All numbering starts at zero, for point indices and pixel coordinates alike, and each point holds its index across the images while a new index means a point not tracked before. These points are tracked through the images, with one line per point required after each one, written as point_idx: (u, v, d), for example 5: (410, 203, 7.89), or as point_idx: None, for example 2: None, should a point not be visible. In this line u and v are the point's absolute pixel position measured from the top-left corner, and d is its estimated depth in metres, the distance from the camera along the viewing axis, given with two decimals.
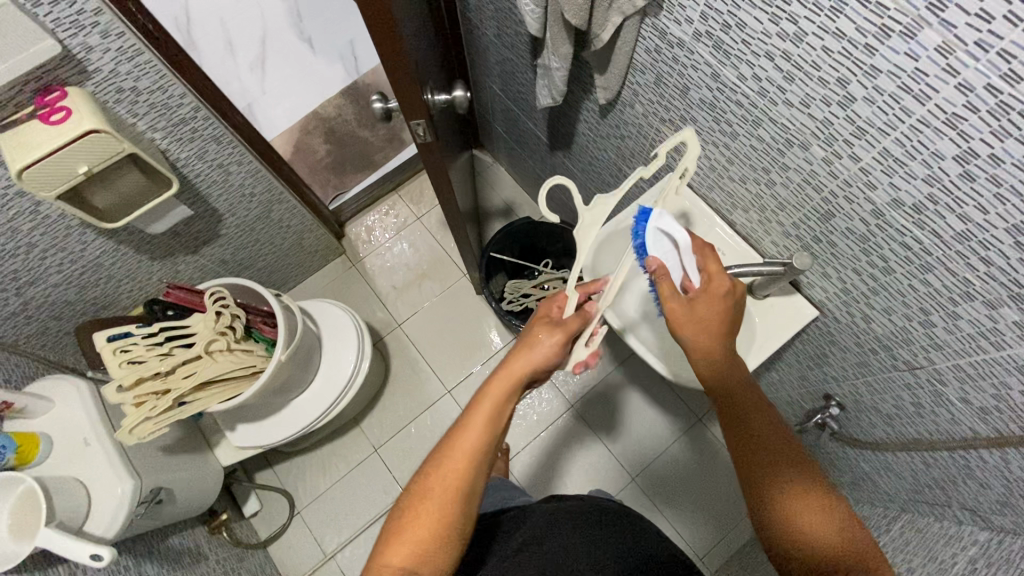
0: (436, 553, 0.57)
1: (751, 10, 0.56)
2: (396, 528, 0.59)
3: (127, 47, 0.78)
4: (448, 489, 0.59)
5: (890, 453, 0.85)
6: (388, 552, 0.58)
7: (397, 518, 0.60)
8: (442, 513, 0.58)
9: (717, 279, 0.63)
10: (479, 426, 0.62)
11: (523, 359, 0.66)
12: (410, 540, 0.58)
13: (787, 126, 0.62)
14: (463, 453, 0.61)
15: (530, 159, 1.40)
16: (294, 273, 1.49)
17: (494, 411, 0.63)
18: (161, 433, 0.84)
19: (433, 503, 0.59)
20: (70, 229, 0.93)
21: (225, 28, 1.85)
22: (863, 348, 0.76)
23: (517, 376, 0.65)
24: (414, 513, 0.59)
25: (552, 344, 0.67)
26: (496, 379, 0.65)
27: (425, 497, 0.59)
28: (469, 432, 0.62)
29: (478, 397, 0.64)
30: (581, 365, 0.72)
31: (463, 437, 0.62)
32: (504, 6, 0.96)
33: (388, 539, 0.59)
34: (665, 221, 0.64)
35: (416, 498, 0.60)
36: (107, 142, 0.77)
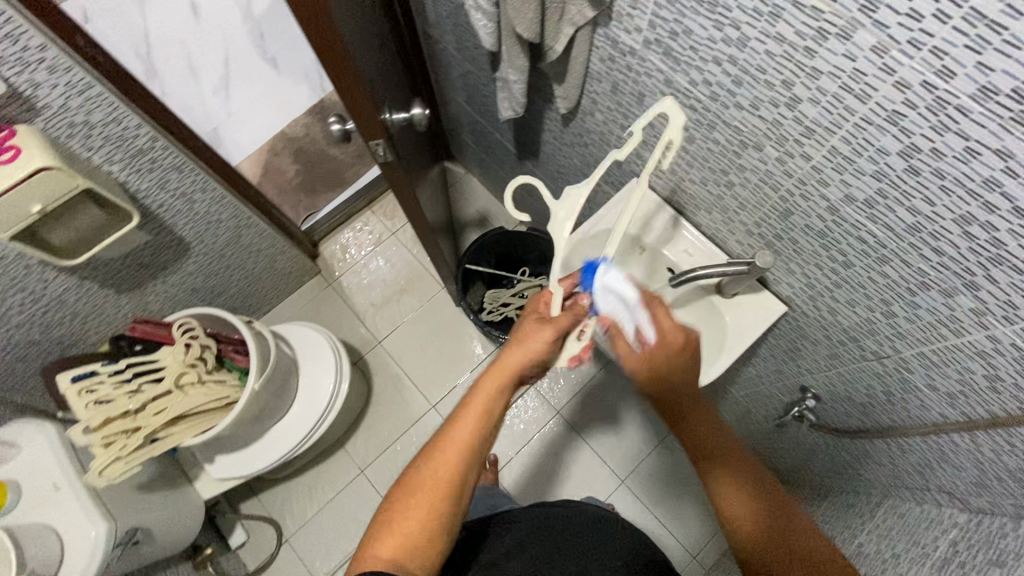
0: (425, 546, 0.58)
1: (696, 17, 0.57)
2: (385, 521, 0.60)
3: (76, 81, 0.76)
4: (440, 483, 0.60)
5: (867, 441, 0.86)
6: (377, 545, 0.58)
7: (387, 512, 0.61)
8: (433, 507, 0.59)
9: (673, 332, 0.64)
10: (471, 421, 0.63)
11: (517, 352, 0.66)
12: (400, 533, 0.58)
13: (740, 128, 0.63)
14: (455, 448, 0.62)
15: (500, 168, 1.41)
16: (269, 296, 1.47)
17: (487, 408, 0.64)
18: (133, 472, 0.82)
19: (425, 495, 0.60)
20: (30, 269, 0.91)
21: (187, 53, 1.83)
22: (832, 340, 0.77)
23: (509, 371, 0.65)
24: (405, 507, 0.60)
25: (542, 341, 0.66)
26: (489, 374, 0.65)
27: (417, 489, 0.60)
28: (465, 425, 0.63)
29: (472, 392, 0.65)
30: (575, 360, 0.69)
31: (457, 431, 0.63)
32: (461, 19, 0.96)
33: (378, 533, 0.59)
34: (610, 277, 0.67)
35: (408, 492, 0.61)
36: (60, 179, 0.75)
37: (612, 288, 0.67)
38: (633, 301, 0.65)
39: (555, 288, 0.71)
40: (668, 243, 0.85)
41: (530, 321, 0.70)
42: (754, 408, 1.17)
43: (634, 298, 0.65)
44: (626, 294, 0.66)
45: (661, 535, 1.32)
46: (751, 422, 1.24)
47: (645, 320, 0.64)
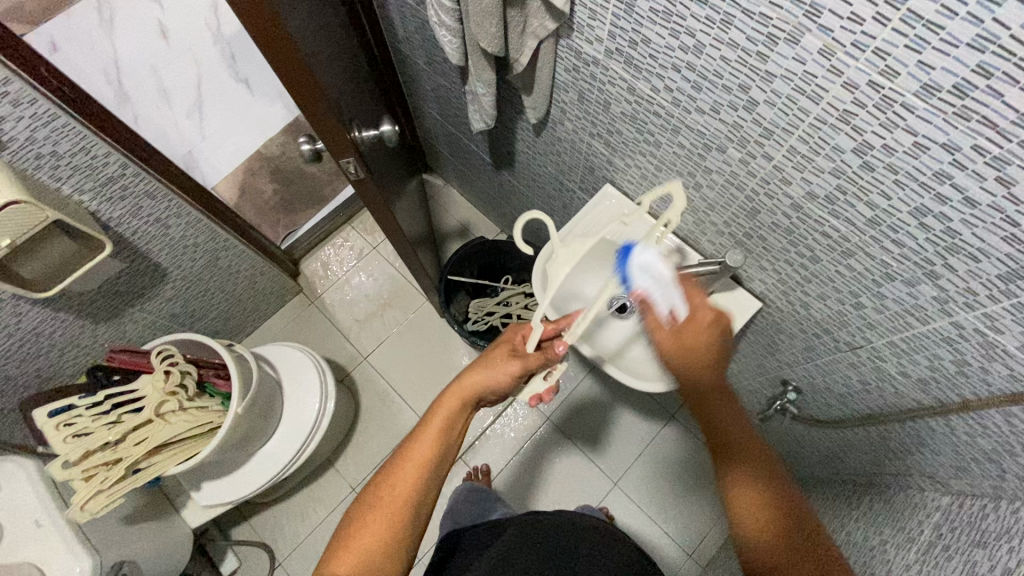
0: (379, 561, 0.60)
1: (653, 26, 0.58)
2: (343, 535, 0.63)
3: (42, 113, 0.76)
4: (396, 500, 0.63)
5: (848, 429, 0.88)
6: (335, 558, 0.61)
7: (347, 525, 0.64)
8: (388, 519, 0.62)
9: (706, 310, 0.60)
10: (430, 436, 0.66)
11: (474, 377, 0.69)
12: (357, 547, 0.61)
13: (702, 132, 0.64)
14: (415, 462, 0.65)
15: (477, 178, 1.41)
16: (251, 317, 1.46)
17: (446, 426, 0.67)
18: (115, 505, 0.81)
19: (381, 510, 0.62)
20: (2, 303, 0.89)
21: (158, 77, 1.82)
22: (808, 333, 0.78)
23: (466, 392, 0.68)
24: (364, 520, 0.62)
25: (508, 375, 0.68)
26: (448, 395, 0.68)
27: (376, 503, 0.63)
28: (423, 443, 0.66)
29: (431, 409, 0.68)
30: (537, 399, 0.73)
31: (416, 448, 0.66)
32: (429, 35, 0.97)
33: (337, 547, 0.62)
34: (647, 255, 0.63)
35: (367, 504, 0.64)
36: (29, 212, 0.75)
37: (648, 264, 0.63)
38: (668, 278, 0.61)
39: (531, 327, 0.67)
40: None
41: (499, 347, 0.72)
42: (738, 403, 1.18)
43: (668, 275, 0.61)
44: (660, 270, 0.62)
45: (658, 536, 1.33)
46: None
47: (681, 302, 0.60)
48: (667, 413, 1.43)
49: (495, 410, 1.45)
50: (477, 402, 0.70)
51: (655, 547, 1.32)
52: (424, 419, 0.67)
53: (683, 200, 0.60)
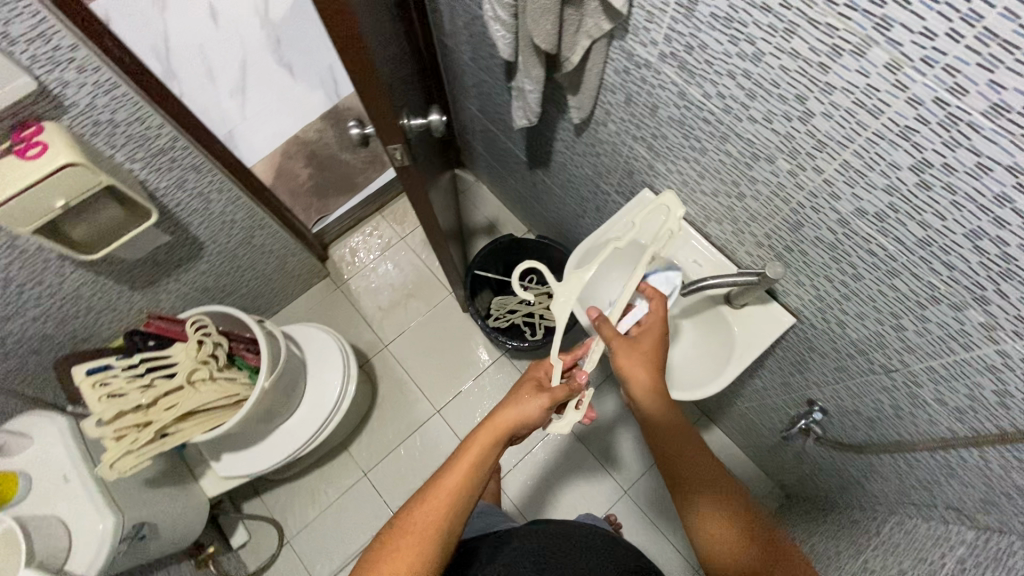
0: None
1: (711, 31, 0.58)
2: (370, 564, 0.61)
3: (105, 81, 0.78)
4: (426, 530, 0.62)
5: (874, 455, 0.87)
6: None
7: (374, 552, 0.62)
8: (417, 551, 0.61)
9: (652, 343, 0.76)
10: (464, 466, 0.67)
11: (510, 411, 0.71)
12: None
13: (752, 141, 0.64)
14: (449, 490, 0.65)
15: (510, 176, 1.42)
16: (279, 297, 1.49)
17: (481, 459, 0.68)
18: (143, 467, 0.82)
19: (411, 539, 0.62)
20: (48, 263, 0.93)
21: (205, 56, 1.86)
22: (841, 353, 0.77)
23: (502, 427, 0.70)
24: (392, 549, 0.61)
25: (537, 408, 0.71)
26: (483, 428, 0.69)
27: (407, 532, 0.62)
28: (455, 475, 0.66)
29: (466, 441, 0.69)
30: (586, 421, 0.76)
31: (447, 479, 0.66)
32: (479, 30, 0.99)
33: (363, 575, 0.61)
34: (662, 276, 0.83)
35: (398, 533, 0.62)
36: (84, 175, 0.77)
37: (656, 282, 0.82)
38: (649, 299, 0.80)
39: (555, 359, 0.76)
40: (677, 252, 0.86)
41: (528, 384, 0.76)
42: (758, 421, 1.16)
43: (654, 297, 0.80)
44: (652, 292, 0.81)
45: (664, 550, 1.31)
46: (755, 436, 1.24)
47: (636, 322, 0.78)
48: None
49: None
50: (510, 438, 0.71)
51: (661, 560, 1.31)
52: (458, 451, 0.68)
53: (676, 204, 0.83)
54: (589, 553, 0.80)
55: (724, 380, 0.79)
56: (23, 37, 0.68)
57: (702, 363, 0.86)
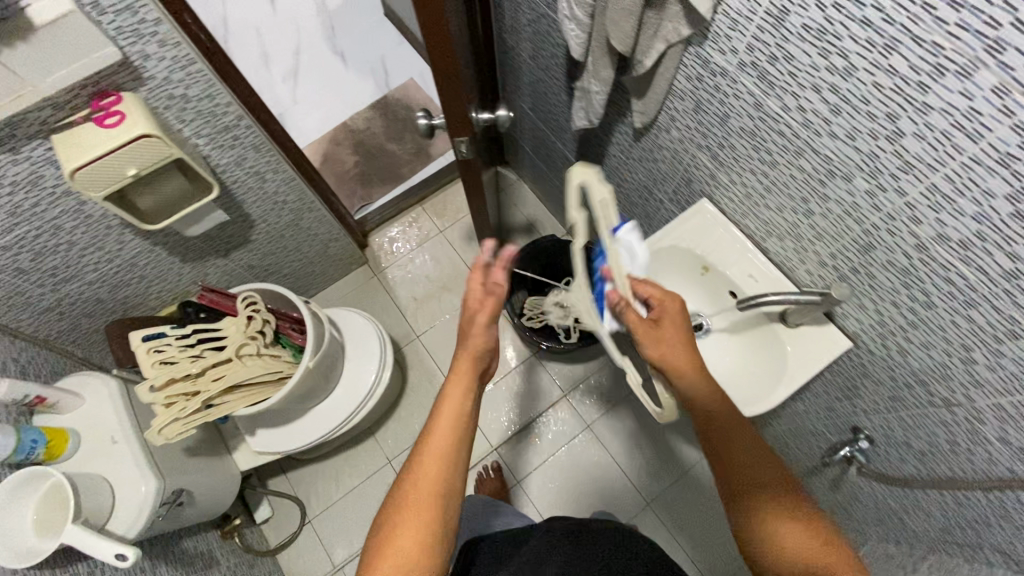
0: (424, 560, 0.60)
1: (799, 43, 0.57)
2: (376, 548, 0.61)
3: (182, 57, 0.80)
4: (422, 505, 0.62)
5: (920, 490, 0.84)
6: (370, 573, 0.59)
7: (376, 538, 0.62)
8: (426, 522, 0.61)
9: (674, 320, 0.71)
10: (444, 427, 0.65)
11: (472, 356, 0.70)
12: (394, 556, 0.59)
13: (830, 157, 0.62)
14: (436, 451, 0.64)
15: (556, 177, 1.41)
16: (318, 280, 1.51)
17: (460, 411, 0.66)
18: (187, 435, 0.84)
19: (410, 516, 0.61)
20: (110, 230, 0.96)
21: (262, 40, 1.91)
22: (898, 383, 0.75)
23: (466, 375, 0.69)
24: (393, 530, 0.61)
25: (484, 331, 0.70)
26: (451, 385, 0.68)
27: (406, 507, 0.62)
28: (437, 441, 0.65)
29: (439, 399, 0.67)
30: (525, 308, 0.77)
31: (429, 449, 0.64)
32: (545, 28, 0.98)
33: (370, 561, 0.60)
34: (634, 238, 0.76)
35: (397, 507, 0.62)
36: (157, 148, 0.79)
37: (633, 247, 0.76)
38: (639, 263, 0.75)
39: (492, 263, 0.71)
40: (732, 266, 0.84)
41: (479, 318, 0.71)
42: (794, 445, 1.14)
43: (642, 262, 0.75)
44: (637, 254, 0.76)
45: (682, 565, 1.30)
46: (787, 460, 1.21)
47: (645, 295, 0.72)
48: None
49: (537, 409, 1.46)
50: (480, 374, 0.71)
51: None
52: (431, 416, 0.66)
53: (715, 213, 0.86)
54: (606, 550, 0.78)
55: (774, 400, 0.78)
56: (111, 8, 0.70)
57: (749, 380, 0.84)
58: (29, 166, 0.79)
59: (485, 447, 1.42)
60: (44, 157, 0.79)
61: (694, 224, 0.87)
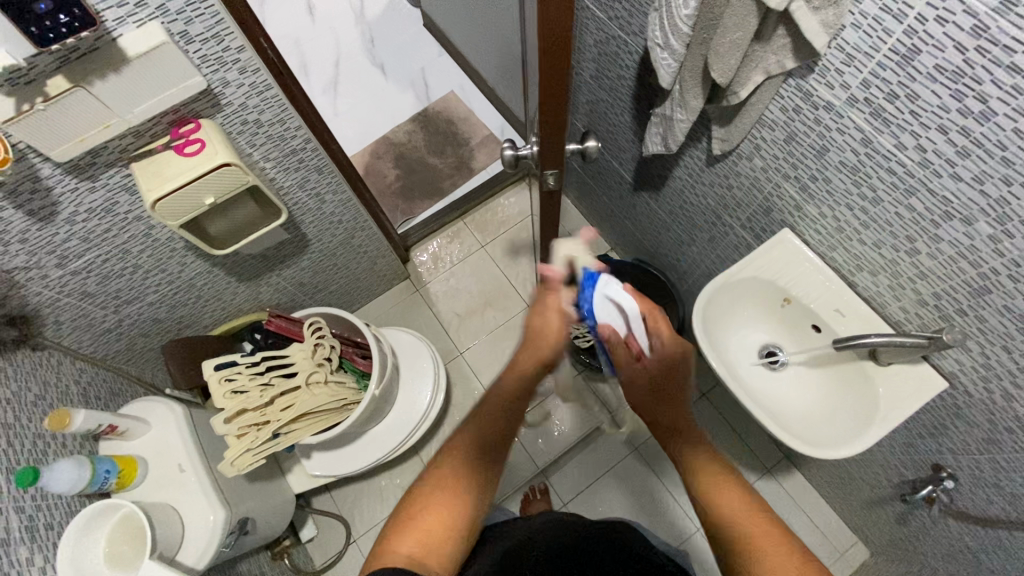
0: (439, 543, 0.57)
1: (929, 83, 0.54)
2: (400, 523, 0.59)
3: (259, 82, 0.79)
4: (454, 477, 0.62)
5: (1009, 533, 0.81)
6: (392, 544, 0.57)
7: (403, 512, 0.61)
8: (449, 508, 0.60)
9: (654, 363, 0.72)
10: (490, 408, 0.67)
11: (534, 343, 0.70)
12: (418, 527, 0.58)
13: (949, 199, 0.60)
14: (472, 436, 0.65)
15: (606, 195, 1.39)
16: (362, 295, 1.50)
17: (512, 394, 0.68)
18: (257, 466, 0.83)
19: (440, 488, 0.61)
20: (173, 252, 0.95)
21: (301, 51, 1.90)
22: (996, 426, 0.73)
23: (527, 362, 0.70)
24: (424, 501, 0.60)
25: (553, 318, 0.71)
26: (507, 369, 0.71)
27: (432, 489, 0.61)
28: (481, 417, 0.67)
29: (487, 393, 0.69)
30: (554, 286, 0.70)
31: (472, 424, 0.67)
32: (614, 49, 0.97)
33: (392, 534, 0.58)
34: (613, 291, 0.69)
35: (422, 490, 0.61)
36: (233, 175, 0.78)
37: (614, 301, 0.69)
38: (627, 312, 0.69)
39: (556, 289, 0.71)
40: (817, 299, 0.81)
41: (538, 315, 0.72)
42: (858, 475, 1.11)
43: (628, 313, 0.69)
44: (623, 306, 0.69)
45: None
46: (846, 488, 1.19)
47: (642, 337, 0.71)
48: (763, 467, 1.35)
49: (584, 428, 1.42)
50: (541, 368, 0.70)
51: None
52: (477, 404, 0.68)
53: (795, 242, 0.84)
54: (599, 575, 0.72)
55: (864, 442, 0.75)
56: (198, 37, 0.69)
57: (835, 417, 0.81)
58: (106, 193, 0.78)
59: (532, 468, 1.40)
60: (120, 184, 0.78)
61: (772, 254, 0.85)
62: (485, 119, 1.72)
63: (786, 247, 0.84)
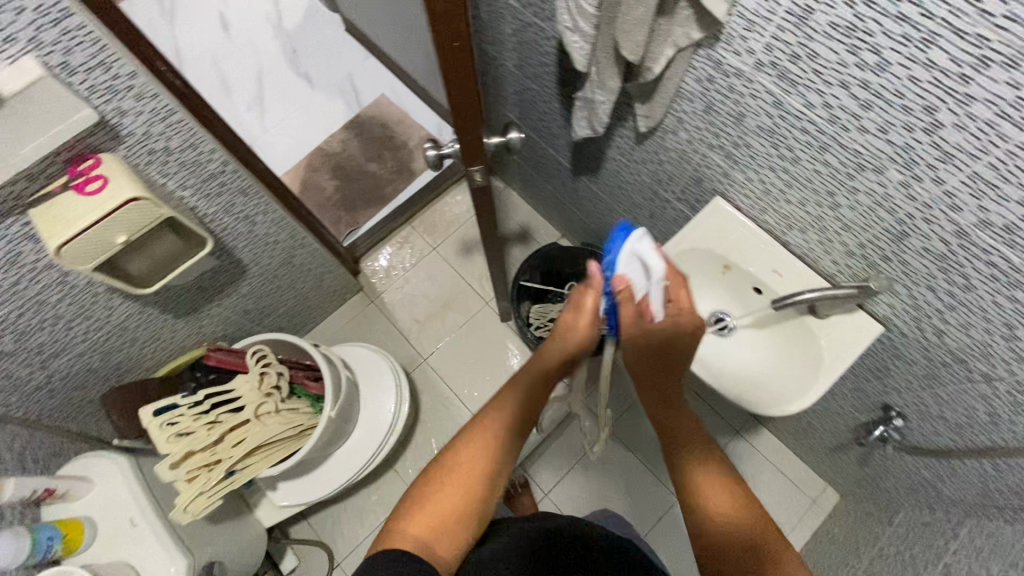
0: (450, 527, 0.64)
1: (826, 41, 0.55)
2: (418, 501, 0.66)
3: (160, 108, 0.74)
4: (473, 467, 0.68)
5: (957, 460, 0.85)
6: (410, 523, 0.64)
7: (421, 491, 0.67)
8: (461, 498, 0.66)
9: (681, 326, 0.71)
10: (510, 405, 0.72)
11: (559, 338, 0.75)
12: (433, 509, 0.65)
13: (860, 151, 0.61)
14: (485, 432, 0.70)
15: (548, 183, 1.39)
16: (314, 314, 1.46)
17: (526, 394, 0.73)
18: (213, 508, 0.79)
19: (459, 475, 0.68)
20: (97, 296, 0.89)
21: (220, 69, 1.82)
22: (932, 361, 0.76)
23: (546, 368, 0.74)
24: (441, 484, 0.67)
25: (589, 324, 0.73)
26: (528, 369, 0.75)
27: (451, 475, 0.68)
28: (503, 407, 0.72)
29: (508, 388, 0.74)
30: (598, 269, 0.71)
31: (494, 414, 0.72)
32: (532, 36, 0.96)
33: (411, 512, 0.65)
34: (641, 245, 0.66)
35: (444, 471, 0.68)
36: (145, 209, 0.73)
37: (643, 255, 0.66)
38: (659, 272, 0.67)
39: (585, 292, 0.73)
40: (754, 262, 0.83)
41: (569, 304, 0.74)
42: (819, 425, 1.14)
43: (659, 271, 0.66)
44: (652, 265, 0.66)
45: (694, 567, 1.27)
46: (811, 439, 1.23)
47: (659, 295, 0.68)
48: (732, 429, 1.38)
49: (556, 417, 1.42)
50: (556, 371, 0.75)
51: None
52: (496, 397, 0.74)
53: (727, 209, 0.85)
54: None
55: (814, 394, 0.77)
56: (82, 67, 0.64)
57: (785, 370, 0.83)
58: (6, 245, 0.72)
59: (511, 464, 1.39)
60: (20, 233, 0.72)
61: (705, 224, 0.86)
62: (420, 119, 1.69)
63: (718, 216, 0.85)
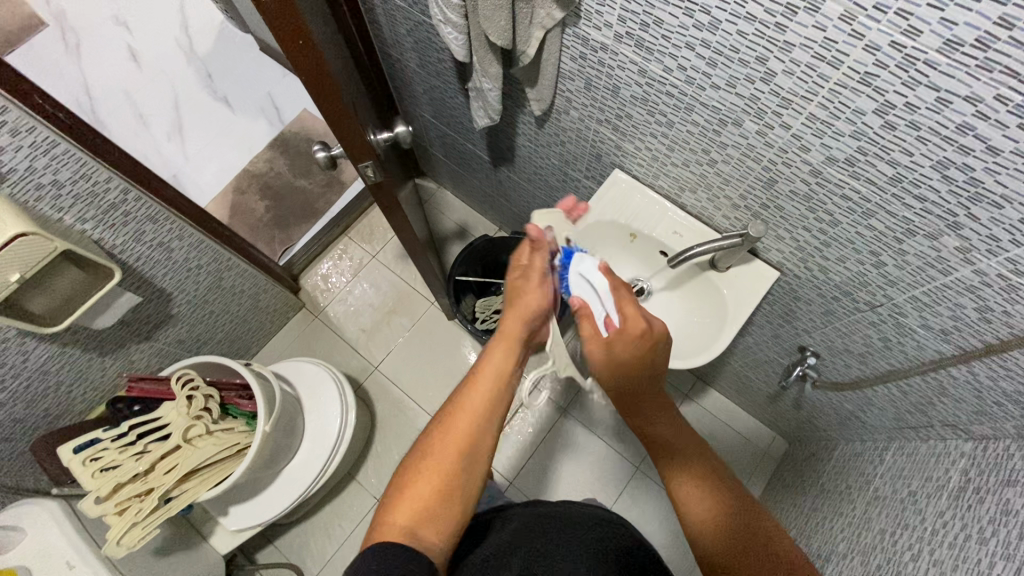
0: (436, 514, 0.57)
1: (665, 7, 0.59)
2: (400, 490, 0.59)
3: (41, 141, 0.74)
4: (453, 446, 0.60)
5: (868, 389, 0.91)
6: (391, 512, 0.57)
7: (402, 480, 0.60)
8: (445, 480, 0.59)
9: (633, 322, 0.63)
10: (490, 379, 0.64)
11: (519, 314, 0.68)
12: (414, 497, 0.57)
13: (718, 107, 0.65)
14: (467, 414, 0.62)
15: (474, 178, 1.41)
16: (256, 337, 1.44)
17: (500, 374, 0.65)
18: (151, 537, 0.81)
19: (439, 456, 0.60)
20: (7, 342, 0.87)
21: (134, 102, 1.79)
22: (826, 298, 0.80)
23: (513, 338, 0.67)
24: (421, 469, 0.59)
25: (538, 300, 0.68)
26: (498, 341, 0.67)
27: (430, 454, 0.60)
28: (482, 381, 0.64)
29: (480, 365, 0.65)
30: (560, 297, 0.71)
31: (472, 392, 0.63)
32: (424, 35, 0.97)
33: (393, 501, 0.58)
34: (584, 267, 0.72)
35: (418, 458, 0.61)
36: (36, 245, 0.72)
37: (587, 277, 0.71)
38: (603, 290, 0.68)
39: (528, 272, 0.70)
40: (656, 227, 0.87)
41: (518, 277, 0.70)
42: (753, 375, 1.19)
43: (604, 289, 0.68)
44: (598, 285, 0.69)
45: (662, 532, 1.29)
46: (751, 391, 1.28)
47: (615, 310, 0.66)
48: (680, 393, 1.44)
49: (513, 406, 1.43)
50: (526, 343, 0.68)
51: (664, 547, 1.28)
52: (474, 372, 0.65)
53: (626, 179, 0.89)
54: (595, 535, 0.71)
55: (722, 344, 0.81)
56: None
57: (699, 327, 0.88)
58: None
59: None
60: None
61: (606, 196, 0.89)
62: None
63: (618, 187, 0.89)
